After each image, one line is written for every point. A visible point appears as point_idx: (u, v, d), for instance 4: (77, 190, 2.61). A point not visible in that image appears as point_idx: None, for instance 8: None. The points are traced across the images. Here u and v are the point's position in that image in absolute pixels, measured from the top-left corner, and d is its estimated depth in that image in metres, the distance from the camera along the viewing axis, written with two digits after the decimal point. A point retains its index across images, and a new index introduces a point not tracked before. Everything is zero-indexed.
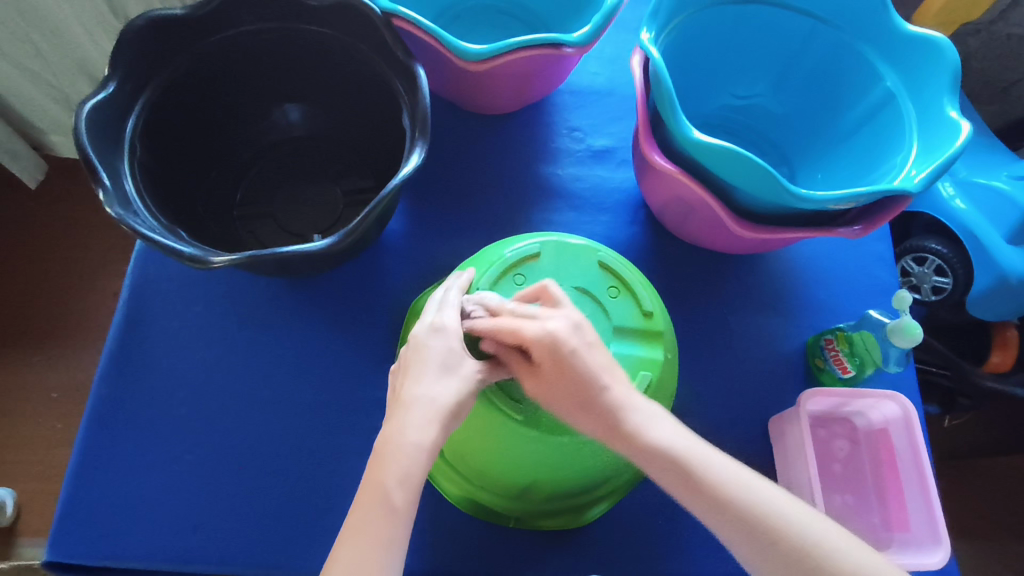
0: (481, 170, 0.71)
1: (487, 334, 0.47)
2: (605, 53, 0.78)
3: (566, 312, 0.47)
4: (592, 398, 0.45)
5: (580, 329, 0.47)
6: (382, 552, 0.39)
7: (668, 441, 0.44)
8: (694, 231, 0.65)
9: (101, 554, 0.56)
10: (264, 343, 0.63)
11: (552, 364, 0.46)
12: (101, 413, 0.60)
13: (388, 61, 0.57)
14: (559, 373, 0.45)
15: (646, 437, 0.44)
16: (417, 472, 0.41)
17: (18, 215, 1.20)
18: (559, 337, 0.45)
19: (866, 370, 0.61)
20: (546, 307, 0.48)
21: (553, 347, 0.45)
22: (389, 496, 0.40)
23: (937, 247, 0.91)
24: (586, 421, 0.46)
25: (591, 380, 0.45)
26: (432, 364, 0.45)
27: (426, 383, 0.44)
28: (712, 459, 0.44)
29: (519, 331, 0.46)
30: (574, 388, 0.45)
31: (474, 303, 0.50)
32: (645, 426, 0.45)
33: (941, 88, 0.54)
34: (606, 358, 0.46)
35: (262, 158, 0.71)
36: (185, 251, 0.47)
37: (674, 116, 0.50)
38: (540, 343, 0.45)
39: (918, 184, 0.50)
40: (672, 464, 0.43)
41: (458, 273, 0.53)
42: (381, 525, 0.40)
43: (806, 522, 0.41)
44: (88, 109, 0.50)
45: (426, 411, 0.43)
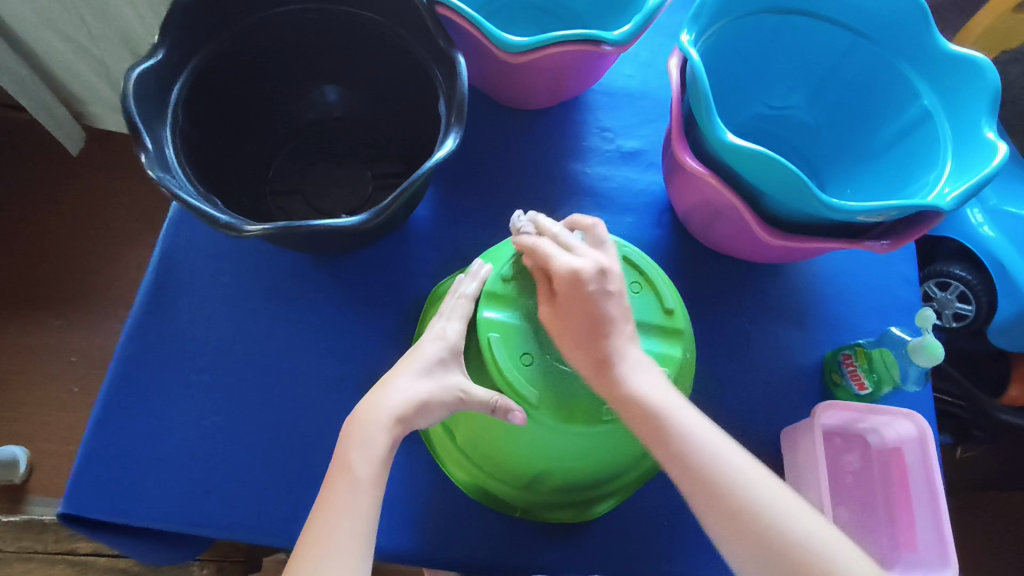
0: (510, 163, 0.71)
1: (527, 247, 0.53)
2: (640, 57, 0.78)
3: (603, 255, 0.52)
4: (594, 335, 0.49)
5: (615, 275, 0.51)
6: (347, 519, 0.41)
7: (653, 395, 0.47)
8: (718, 236, 0.65)
9: (115, 510, 0.57)
10: (286, 318, 0.64)
11: (574, 291, 0.50)
12: (124, 373, 0.61)
13: (428, 48, 0.58)
14: (578, 304, 0.50)
15: (628, 384, 0.48)
16: (377, 448, 0.43)
17: (52, 181, 1.22)
18: (582, 272, 0.50)
19: (883, 388, 0.61)
20: (587, 243, 0.53)
21: (575, 282, 0.50)
22: (352, 469, 0.42)
23: (962, 273, 0.90)
24: (580, 355, 0.49)
25: (603, 321, 0.49)
26: (406, 360, 0.48)
27: (396, 376, 0.47)
28: (684, 414, 0.47)
29: (550, 259, 0.51)
30: (584, 320, 0.49)
31: (528, 223, 0.56)
32: (631, 373, 0.48)
33: (979, 110, 0.54)
34: (623, 310, 0.50)
35: (297, 137, 0.72)
36: (221, 218, 0.48)
37: (709, 118, 0.51)
38: (564, 274, 0.50)
39: (951, 202, 0.50)
40: (651, 415, 0.47)
41: (479, 263, 0.55)
42: (346, 496, 0.42)
43: (767, 493, 0.45)
44: (137, 74, 0.51)
45: (393, 394, 0.46)
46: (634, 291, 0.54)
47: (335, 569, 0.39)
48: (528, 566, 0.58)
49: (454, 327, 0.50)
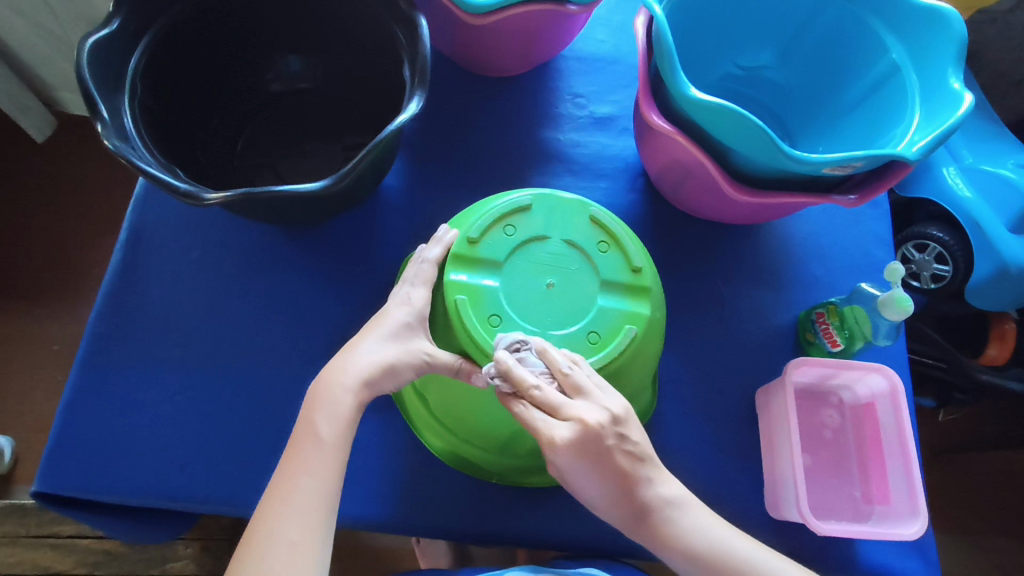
0: (481, 132, 0.71)
1: (521, 420, 0.45)
2: (612, 21, 0.77)
3: (591, 409, 0.45)
4: (621, 497, 0.46)
5: (609, 425, 0.45)
6: (309, 478, 0.42)
7: (709, 541, 0.47)
8: (691, 197, 0.64)
9: (90, 486, 0.57)
10: (257, 292, 0.64)
11: (581, 456, 0.44)
12: (95, 350, 0.61)
13: (390, 11, 0.57)
14: (590, 469, 0.45)
15: (677, 531, 0.46)
16: (341, 410, 0.44)
17: (24, 169, 1.20)
18: (583, 454, 0.44)
19: (855, 344, 0.61)
20: (577, 401, 0.45)
21: (582, 456, 0.44)
22: (317, 430, 0.43)
23: (940, 234, 0.89)
24: (614, 512, 0.47)
25: (620, 479, 0.45)
26: (376, 323, 0.48)
27: (365, 340, 0.47)
28: (726, 533, 0.47)
29: (546, 438, 0.44)
30: (598, 479, 0.46)
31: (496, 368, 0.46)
32: (674, 519, 0.47)
33: (947, 61, 0.54)
34: (640, 449, 0.46)
35: (264, 110, 0.71)
36: (181, 187, 0.47)
37: (674, 75, 0.50)
38: (571, 452, 0.44)
39: (917, 152, 0.49)
40: (712, 567, 0.46)
41: (444, 229, 0.54)
42: (309, 456, 0.43)
43: (781, 567, 0.47)
44: (92, 43, 0.50)
45: (360, 356, 0.46)
46: (601, 250, 0.54)
47: (293, 526, 0.40)
48: (504, 530, 0.58)
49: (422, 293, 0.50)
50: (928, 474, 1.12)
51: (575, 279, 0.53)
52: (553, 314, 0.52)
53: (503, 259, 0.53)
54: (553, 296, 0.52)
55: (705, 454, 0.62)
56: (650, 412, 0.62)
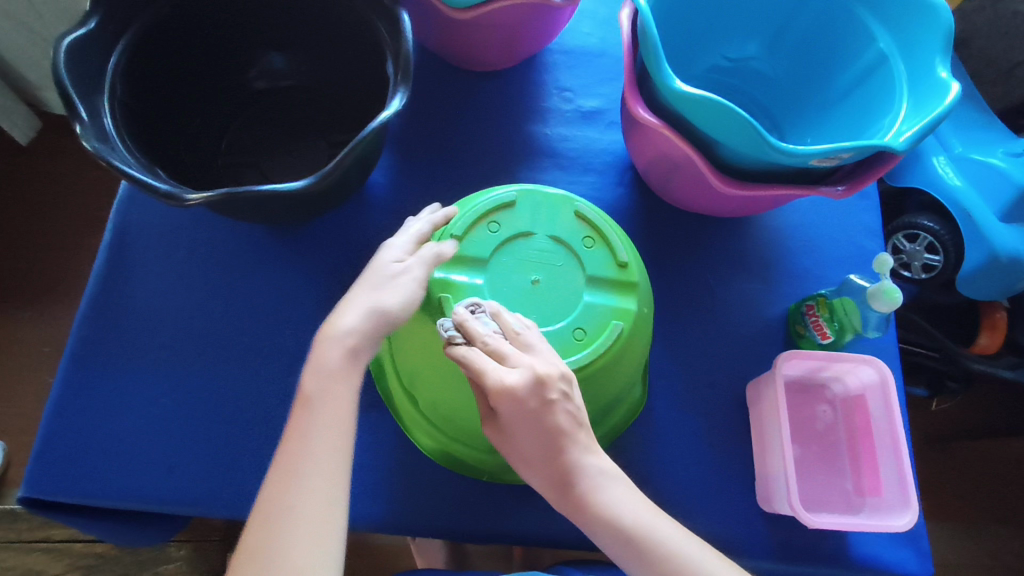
0: (468, 126, 0.70)
1: (456, 360, 0.45)
2: (598, 14, 0.76)
3: (537, 360, 0.45)
4: (551, 460, 0.45)
5: (557, 380, 0.45)
6: (319, 433, 0.42)
7: (628, 518, 0.44)
8: (679, 191, 0.64)
9: (77, 490, 0.57)
10: (243, 292, 0.63)
11: (517, 405, 0.44)
12: (79, 353, 0.60)
13: (372, 6, 0.56)
14: (525, 421, 0.44)
15: (599, 500, 0.44)
16: (344, 364, 0.43)
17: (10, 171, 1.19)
18: (522, 401, 0.43)
19: (845, 335, 0.61)
20: (521, 352, 0.46)
21: (521, 405, 0.44)
22: (326, 389, 0.43)
23: (930, 224, 0.89)
24: (541, 475, 0.45)
25: (552, 436, 0.44)
26: (369, 276, 0.47)
27: (357, 293, 0.46)
28: (660, 523, 0.45)
29: (482, 375, 0.44)
30: (532, 434, 0.44)
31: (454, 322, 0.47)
32: (599, 489, 0.45)
33: (933, 50, 0.53)
34: (580, 416, 0.45)
35: (248, 110, 0.71)
36: (161, 187, 0.47)
37: (659, 68, 0.50)
38: (501, 394, 0.43)
39: (905, 143, 0.49)
40: (627, 542, 0.44)
41: (434, 210, 0.53)
42: (314, 413, 0.42)
43: (707, 560, 0.44)
44: (68, 42, 0.49)
45: (353, 309, 0.45)
46: (587, 246, 0.54)
47: (314, 481, 0.40)
48: (495, 528, 0.57)
49: (423, 259, 0.48)
50: (921, 462, 1.12)
51: (561, 275, 0.53)
52: (539, 311, 0.51)
53: (489, 256, 0.52)
54: (539, 293, 0.52)
55: (695, 448, 0.62)
56: (640, 406, 0.62)
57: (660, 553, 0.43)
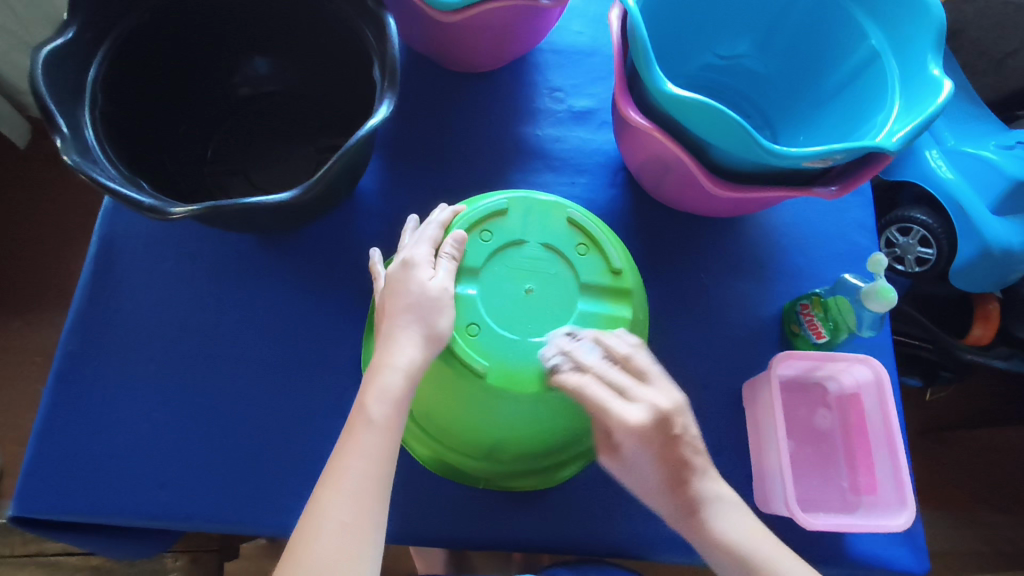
0: (458, 129, 0.69)
1: (568, 389, 0.47)
2: (588, 12, 0.75)
3: (658, 394, 0.46)
4: (681, 495, 0.45)
5: (678, 413, 0.45)
6: (360, 462, 0.41)
7: (741, 546, 0.45)
8: (672, 192, 0.63)
9: (68, 507, 0.56)
10: (233, 302, 0.62)
11: (648, 444, 0.44)
12: (68, 368, 0.59)
13: (356, 9, 0.55)
14: (662, 453, 0.45)
15: (715, 529, 0.45)
16: (393, 390, 0.43)
17: None
18: (648, 444, 0.44)
19: (840, 334, 0.61)
20: (651, 385, 0.46)
21: (652, 450, 0.44)
22: (369, 411, 0.43)
23: (923, 218, 0.88)
24: (661, 504, 0.46)
25: (681, 468, 0.45)
26: (407, 306, 0.46)
27: (401, 325, 0.46)
28: (780, 555, 0.45)
29: (605, 411, 0.45)
30: (669, 469, 0.45)
31: (558, 353, 0.49)
32: (716, 518, 0.45)
33: (925, 47, 0.53)
34: (702, 446, 0.46)
35: (233, 115, 0.70)
36: (144, 201, 0.46)
37: (649, 69, 0.49)
38: (640, 429, 0.44)
39: (897, 142, 0.48)
40: (745, 571, 0.44)
41: (445, 207, 0.54)
42: (362, 438, 0.42)
43: None
44: (46, 54, 0.48)
45: (402, 344, 0.45)
46: (580, 252, 0.53)
47: (346, 509, 0.40)
48: (492, 537, 0.57)
49: (447, 264, 0.50)
50: (917, 452, 1.13)
51: (555, 283, 0.52)
52: (532, 319, 0.51)
53: (482, 264, 0.52)
54: (532, 301, 0.51)
55: None
56: None
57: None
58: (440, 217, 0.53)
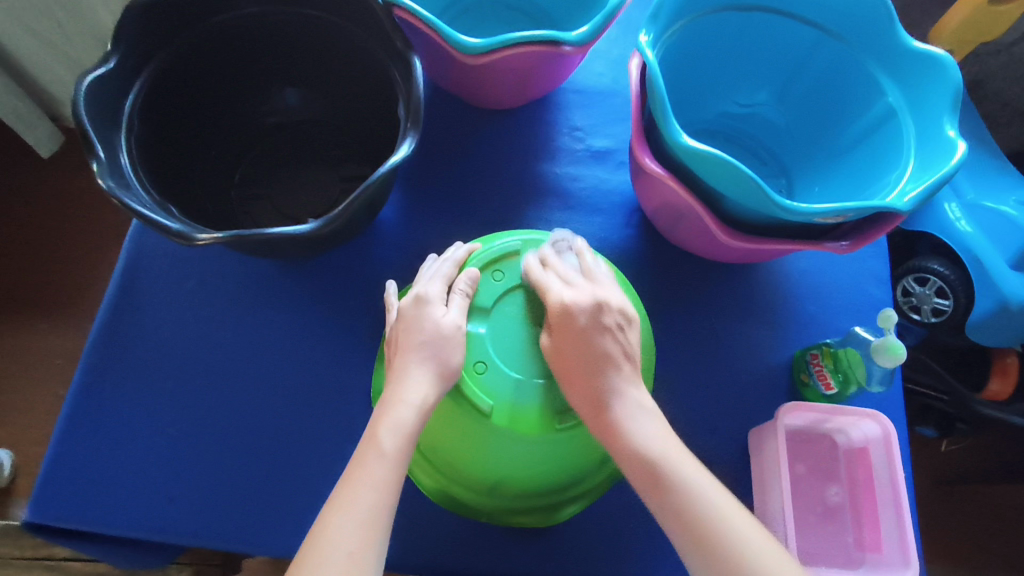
0: (478, 164, 0.71)
1: (533, 280, 0.54)
2: (611, 54, 0.77)
3: (600, 290, 0.52)
4: (589, 373, 0.49)
5: (614, 309, 0.51)
6: (367, 491, 0.42)
7: (648, 442, 0.46)
8: (686, 237, 0.64)
9: (80, 517, 0.57)
10: (251, 323, 0.64)
11: (563, 331, 0.50)
12: (89, 380, 0.61)
13: (387, 50, 0.57)
14: (575, 340, 0.50)
15: (625, 429, 0.47)
16: (405, 425, 0.45)
17: (20, 182, 1.15)
18: (560, 337, 0.50)
19: (849, 388, 0.61)
20: (587, 282, 0.54)
21: (561, 344, 0.50)
22: (380, 443, 0.44)
23: (940, 269, 0.87)
24: (577, 393, 0.49)
25: (597, 358, 0.49)
26: (419, 343, 0.48)
27: (414, 362, 0.47)
28: (684, 465, 0.45)
29: (546, 291, 0.53)
30: (581, 360, 0.49)
31: (568, 244, 0.57)
32: (627, 420, 0.47)
33: (941, 108, 0.53)
34: (621, 349, 0.50)
35: (262, 142, 0.72)
36: (172, 226, 0.47)
37: (666, 120, 0.49)
38: (556, 307, 0.51)
39: (909, 203, 0.49)
40: (647, 462, 0.45)
41: (460, 245, 0.57)
42: (372, 469, 0.43)
43: (737, 524, 0.43)
44: (89, 82, 0.50)
45: (415, 382, 0.46)
46: None
47: (352, 538, 0.40)
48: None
49: (459, 302, 0.52)
50: (929, 504, 1.10)
51: None
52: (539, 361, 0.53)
53: (492, 305, 0.55)
54: (540, 343, 0.54)
55: None
56: None
57: (737, 556, 0.42)
58: (456, 255, 0.55)
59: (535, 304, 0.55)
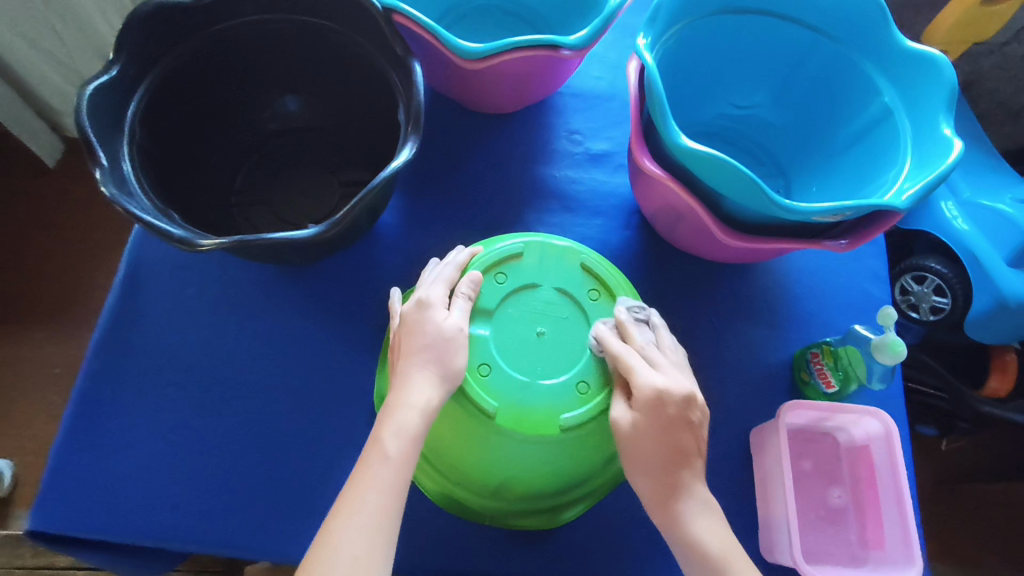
0: (477, 168, 0.71)
1: (612, 351, 0.52)
2: (608, 58, 0.78)
3: (685, 380, 0.50)
4: (668, 469, 0.48)
5: (699, 405, 0.49)
6: (372, 495, 0.42)
7: (712, 545, 0.46)
8: (685, 239, 0.64)
9: (82, 525, 0.57)
10: (252, 329, 0.64)
11: (647, 418, 0.48)
12: (91, 388, 0.61)
13: (387, 56, 0.58)
14: (660, 431, 0.48)
15: (691, 528, 0.47)
16: (410, 428, 0.45)
17: (20, 191, 1.15)
18: (643, 428, 0.48)
19: (849, 385, 0.61)
20: (670, 365, 0.51)
21: (643, 434, 0.48)
22: (385, 447, 0.44)
23: (937, 267, 0.88)
24: (647, 482, 0.48)
25: (677, 455, 0.48)
26: (423, 346, 0.48)
27: (417, 365, 0.47)
28: (749, 572, 0.46)
29: (632, 372, 0.50)
30: (658, 449, 0.48)
31: (643, 315, 0.55)
32: (694, 517, 0.47)
33: (936, 107, 0.54)
34: (699, 445, 0.49)
35: (262, 149, 0.73)
36: (175, 232, 0.47)
37: (664, 122, 0.50)
38: (645, 393, 0.48)
39: (906, 201, 0.49)
40: (707, 562, 0.46)
41: (461, 248, 0.57)
42: (377, 472, 0.43)
43: None
44: (92, 90, 0.50)
45: (419, 384, 0.46)
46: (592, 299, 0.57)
47: (358, 541, 0.40)
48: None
49: (462, 304, 0.52)
50: (931, 503, 1.10)
51: (564, 328, 0.55)
52: (543, 362, 0.53)
53: (495, 307, 0.55)
54: (544, 344, 0.54)
55: None
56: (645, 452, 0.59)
57: None
58: (459, 257, 0.55)
59: (607, 374, 0.54)
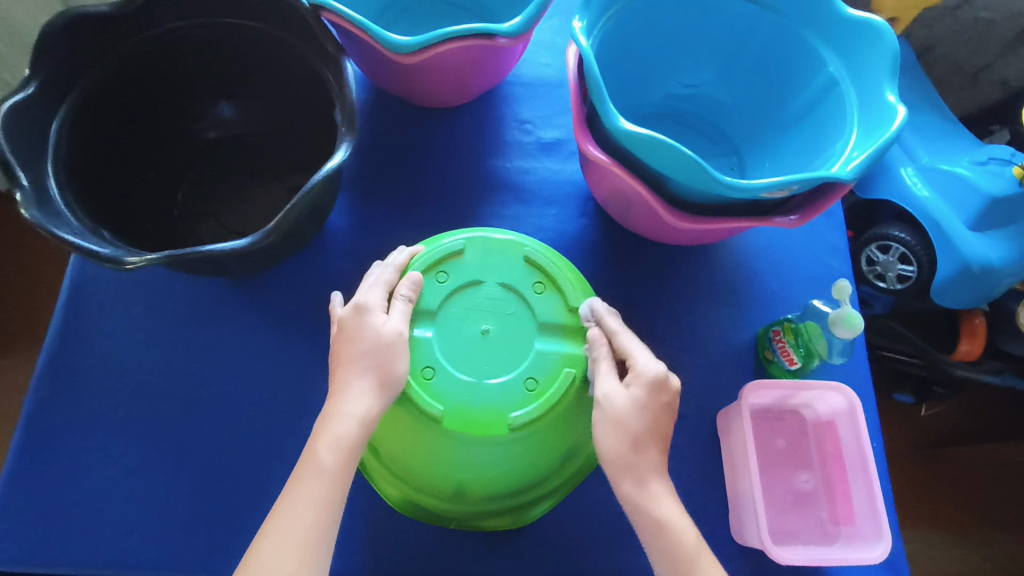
0: (427, 165, 0.70)
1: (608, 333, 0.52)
2: (555, 44, 0.76)
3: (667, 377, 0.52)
4: (649, 447, 0.47)
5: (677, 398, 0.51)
6: (307, 509, 0.41)
7: (684, 527, 0.45)
8: (638, 223, 0.63)
9: (34, 559, 0.55)
10: (202, 345, 0.62)
11: (647, 395, 0.48)
12: (37, 417, 0.59)
13: (320, 56, 0.56)
14: (656, 408, 0.48)
15: (662, 506, 0.45)
16: (346, 439, 0.44)
17: None
18: (643, 401, 0.47)
19: (812, 360, 0.60)
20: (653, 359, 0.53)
21: (643, 409, 0.47)
22: (319, 458, 0.43)
23: (902, 235, 0.88)
24: (633, 446, 0.46)
25: (666, 432, 0.48)
26: (361, 352, 0.47)
27: (356, 373, 0.46)
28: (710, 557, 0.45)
29: (634, 352, 0.50)
30: (655, 426, 0.47)
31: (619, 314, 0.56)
32: (666, 498, 0.46)
33: (880, 74, 0.53)
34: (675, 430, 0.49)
35: (203, 159, 0.71)
36: (101, 251, 0.45)
37: (602, 105, 0.48)
38: (646, 371, 0.48)
39: (851, 171, 0.48)
40: (679, 543, 0.45)
41: (401, 249, 0.56)
42: (311, 487, 0.42)
43: None
44: (7, 110, 0.48)
45: (357, 394, 0.45)
46: (537, 291, 0.55)
47: (288, 557, 0.40)
48: None
49: (403, 307, 0.51)
50: (912, 470, 1.11)
51: (511, 323, 0.54)
52: (490, 360, 0.53)
53: (438, 307, 0.54)
54: (489, 342, 0.53)
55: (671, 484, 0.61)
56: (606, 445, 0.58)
57: None
58: (397, 259, 0.54)
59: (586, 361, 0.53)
